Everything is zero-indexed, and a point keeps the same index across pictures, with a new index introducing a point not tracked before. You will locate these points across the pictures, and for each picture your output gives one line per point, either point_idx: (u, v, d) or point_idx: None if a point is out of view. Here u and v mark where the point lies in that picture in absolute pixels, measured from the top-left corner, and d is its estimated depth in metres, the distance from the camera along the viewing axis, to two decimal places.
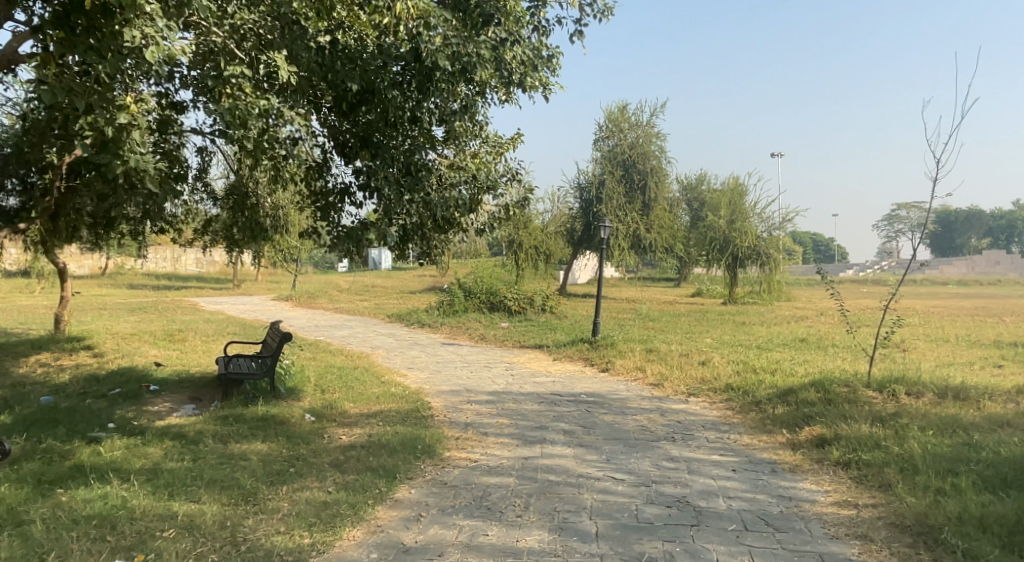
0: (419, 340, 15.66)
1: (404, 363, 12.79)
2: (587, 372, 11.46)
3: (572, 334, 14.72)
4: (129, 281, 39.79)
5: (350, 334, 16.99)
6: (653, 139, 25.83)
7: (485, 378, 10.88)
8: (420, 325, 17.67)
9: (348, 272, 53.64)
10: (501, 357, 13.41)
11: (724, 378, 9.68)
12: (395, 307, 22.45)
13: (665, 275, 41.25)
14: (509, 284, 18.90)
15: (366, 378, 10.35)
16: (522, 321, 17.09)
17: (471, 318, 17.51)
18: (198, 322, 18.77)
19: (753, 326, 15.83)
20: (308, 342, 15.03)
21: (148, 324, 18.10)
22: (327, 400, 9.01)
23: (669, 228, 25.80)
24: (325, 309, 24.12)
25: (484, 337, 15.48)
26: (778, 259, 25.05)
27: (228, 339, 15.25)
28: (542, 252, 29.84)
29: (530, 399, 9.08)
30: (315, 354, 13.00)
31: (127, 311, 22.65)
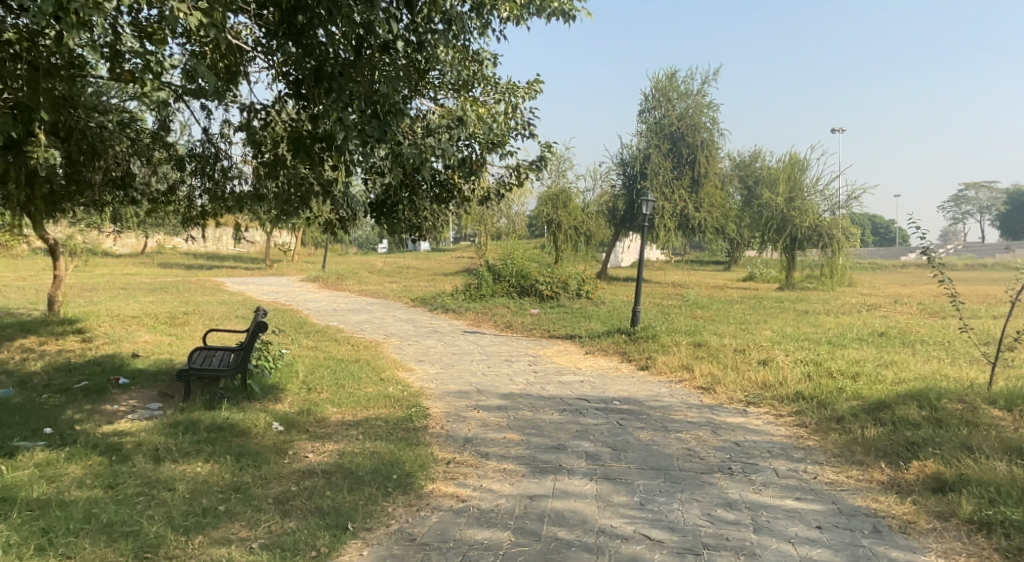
0: (440, 327, 14.17)
1: (416, 355, 11.31)
2: (623, 370, 9.87)
3: (609, 323, 13.11)
4: (161, 260, 38.96)
5: (366, 319, 15.56)
6: (704, 110, 23.74)
7: (503, 376, 9.37)
8: (443, 310, 16.17)
9: (386, 252, 52.52)
10: (527, 348, 11.84)
11: (789, 385, 8.05)
12: (423, 291, 20.98)
13: (715, 258, 39.13)
14: (542, 266, 17.27)
15: (363, 376, 8.80)
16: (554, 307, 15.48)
17: (498, 304, 15.95)
18: (207, 301, 17.52)
19: (816, 316, 14.00)
20: (316, 327, 13.64)
21: (152, 303, 16.87)
22: (309, 401, 7.43)
23: (720, 207, 23.86)
24: (351, 291, 22.74)
25: (511, 325, 13.93)
26: (841, 241, 22.71)
27: (230, 321, 13.90)
28: (582, 233, 28.04)
29: (550, 408, 7.56)
30: (317, 343, 11.57)
31: (143, 289, 21.53)
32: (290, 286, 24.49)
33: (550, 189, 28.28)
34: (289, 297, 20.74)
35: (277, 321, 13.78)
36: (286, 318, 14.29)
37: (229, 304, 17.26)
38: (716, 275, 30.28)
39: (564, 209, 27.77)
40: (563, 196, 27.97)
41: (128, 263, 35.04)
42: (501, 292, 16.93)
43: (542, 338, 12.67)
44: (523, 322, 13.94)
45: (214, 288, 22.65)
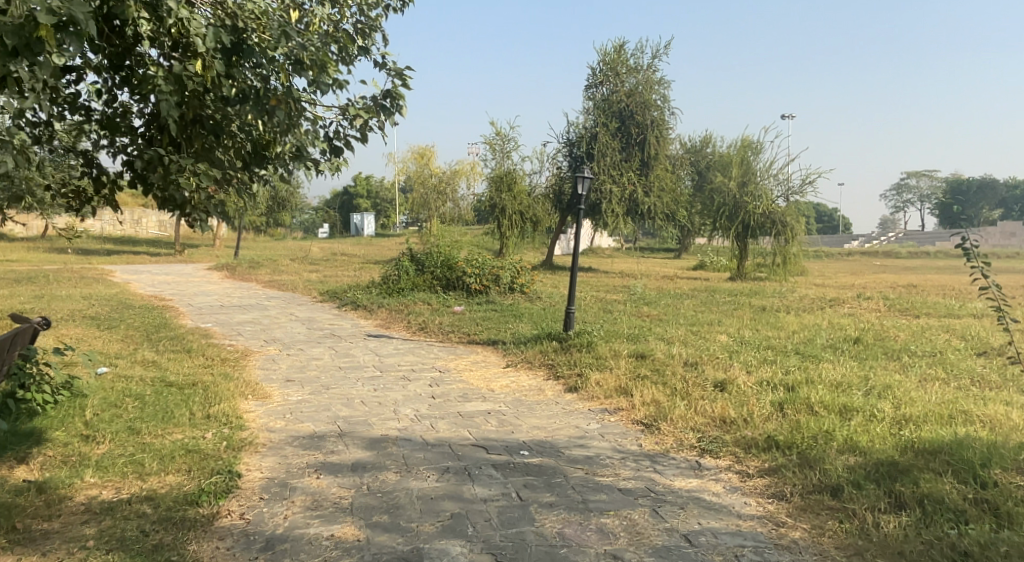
0: (335, 325, 11.68)
1: (289, 368, 8.84)
2: (539, 379, 7.30)
3: (540, 319, 10.83)
4: (71, 245, 35.71)
5: (255, 316, 13.01)
6: (655, 86, 21.52)
7: (382, 398, 6.94)
8: (349, 304, 13.66)
9: (323, 238, 49.80)
10: (432, 349, 9.38)
11: (762, 427, 5.38)
12: (338, 281, 18.47)
13: (665, 245, 37.22)
14: (468, 254, 14.83)
15: (178, 413, 6.48)
16: (479, 303, 13.12)
17: (414, 299, 13.48)
18: (75, 305, 14.85)
19: (782, 315, 11.89)
20: (182, 335, 11.13)
21: (6, 310, 14.17)
22: (64, 472, 5.15)
23: (671, 191, 21.84)
24: (262, 281, 20.15)
25: (422, 318, 11.47)
26: (797, 229, 20.84)
27: (77, 333, 11.33)
28: (526, 218, 25.80)
29: (422, 454, 5.26)
30: (163, 359, 9.25)
31: (15, 285, 18.62)
32: (198, 277, 21.81)
33: (492, 172, 25.92)
34: (186, 290, 18.07)
35: (135, 333, 11.23)
36: (149, 328, 11.72)
37: (100, 306, 14.59)
38: (668, 263, 28.31)
39: (506, 193, 25.49)
40: (506, 178, 25.63)
41: (32, 251, 31.91)
42: (420, 285, 14.46)
43: (452, 333, 10.18)
44: (435, 317, 11.46)
45: (105, 282, 19.91)
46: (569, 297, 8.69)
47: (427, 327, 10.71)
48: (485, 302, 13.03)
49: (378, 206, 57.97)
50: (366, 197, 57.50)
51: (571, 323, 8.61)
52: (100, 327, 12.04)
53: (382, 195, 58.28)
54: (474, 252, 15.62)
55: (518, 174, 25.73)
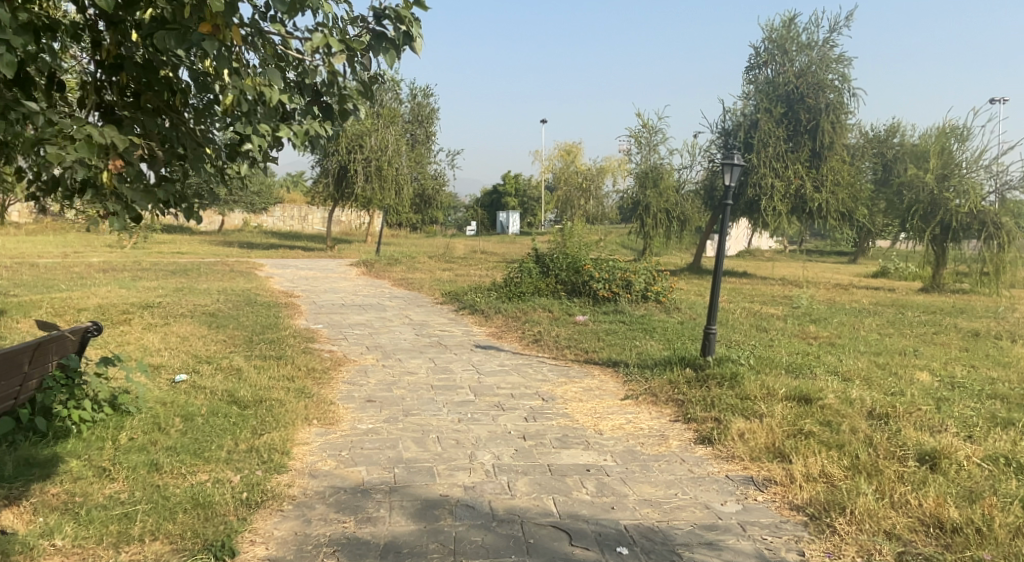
0: (444, 332, 10.49)
1: (376, 384, 7.68)
2: (670, 428, 5.63)
3: (677, 335, 9.13)
4: (236, 239, 37.38)
5: (366, 317, 12.11)
6: (832, 63, 18.80)
7: (462, 439, 5.58)
8: (466, 309, 12.47)
9: (475, 235, 49.61)
10: (540, 368, 7.93)
11: (1012, 546, 3.52)
12: (468, 281, 17.45)
13: (839, 247, 33.75)
14: (601, 257, 13.24)
15: (213, 445, 5.40)
16: (610, 311, 11.52)
17: (534, 306, 12.09)
18: (199, 299, 14.57)
19: (996, 341, 9.47)
20: (285, 336, 10.32)
21: (133, 303, 14.05)
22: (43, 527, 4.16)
23: (849, 186, 19.12)
24: (393, 277, 19.47)
25: (538, 330, 10.04)
26: (1010, 231, 17.58)
27: (184, 330, 10.77)
28: (675, 216, 23.80)
29: (481, 534, 3.85)
30: (251, 366, 8.37)
31: (163, 279, 19.07)
32: (334, 272, 21.51)
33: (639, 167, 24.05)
34: (314, 286, 17.63)
35: (237, 334, 10.53)
36: (257, 327, 11.10)
37: (223, 301, 14.19)
38: (839, 269, 25.37)
39: (653, 189, 23.59)
40: (653, 173, 23.73)
41: (195, 243, 33.31)
42: (544, 291, 13.05)
43: (568, 348, 8.69)
44: (553, 329, 10.02)
45: (244, 276, 19.93)
46: (708, 315, 6.89)
47: (541, 340, 9.26)
48: (615, 312, 11.42)
49: (526, 204, 57.27)
50: (515, 194, 56.93)
51: (711, 349, 6.84)
52: (211, 325, 11.47)
53: (530, 193, 57.54)
54: (607, 255, 14.03)
55: (667, 169, 23.77)
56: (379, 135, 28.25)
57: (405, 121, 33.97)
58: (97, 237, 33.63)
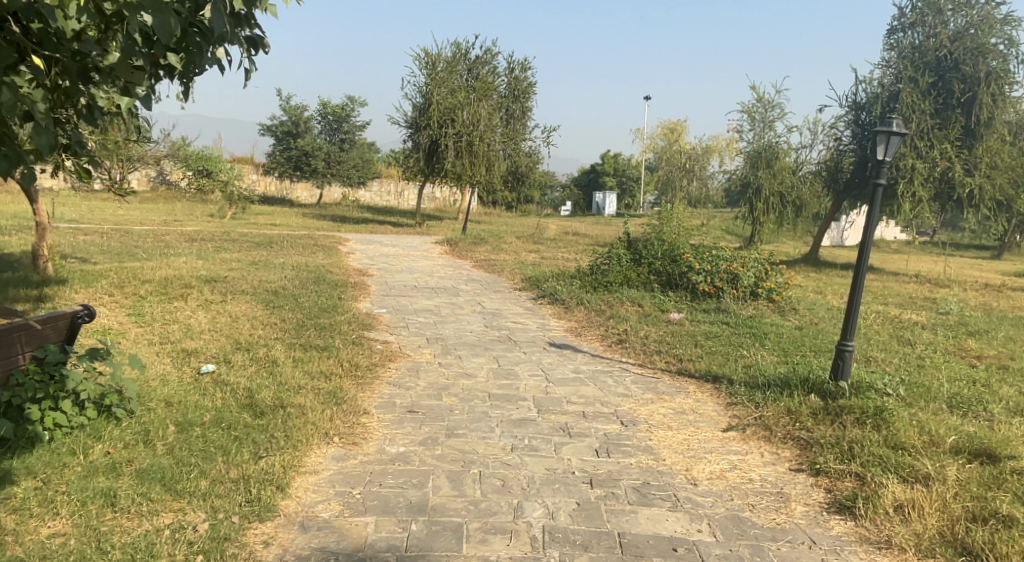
0: (517, 327, 9.30)
1: (426, 388, 6.54)
2: (790, 489, 4.25)
3: (789, 340, 7.95)
4: (331, 212, 37.17)
5: (436, 304, 11.06)
6: (996, 24, 16.34)
7: (511, 480, 4.34)
8: (546, 302, 11.26)
9: (572, 216, 48.23)
10: (621, 388, 6.63)
11: None
12: (555, 266, 16.22)
13: (977, 240, 30.75)
14: (703, 246, 11.78)
15: (193, 475, 4.21)
16: (706, 307, 10.22)
17: (621, 301, 10.77)
18: (269, 272, 13.81)
19: None
20: (343, 318, 9.28)
21: (202, 271, 13.37)
22: None
23: (1008, 168, 16.69)
24: (477, 258, 18.41)
25: (624, 330, 8.77)
26: None
27: (240, 307, 9.89)
28: (788, 201, 21.84)
29: None
30: (292, 355, 7.26)
31: (246, 249, 18.56)
32: (418, 250, 20.63)
33: (751, 145, 22.24)
34: (392, 264, 16.74)
35: (294, 312, 9.57)
36: (319, 306, 10.15)
37: (293, 275, 13.36)
38: (981, 266, 22.75)
39: (765, 169, 21.66)
40: (766, 153, 21.81)
41: (288, 215, 33.19)
42: (634, 281, 11.63)
43: (658, 354, 7.58)
44: (640, 327, 8.85)
45: (325, 249, 19.25)
46: (843, 328, 5.34)
47: (627, 343, 8.09)
48: (716, 310, 9.90)
49: (624, 184, 55.53)
50: (613, 174, 55.24)
51: (845, 373, 5.35)
52: (271, 299, 10.56)
53: (629, 173, 55.74)
54: (710, 243, 12.40)
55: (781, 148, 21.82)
56: (473, 108, 27.04)
57: (502, 94, 32.79)
58: (195, 206, 33.96)
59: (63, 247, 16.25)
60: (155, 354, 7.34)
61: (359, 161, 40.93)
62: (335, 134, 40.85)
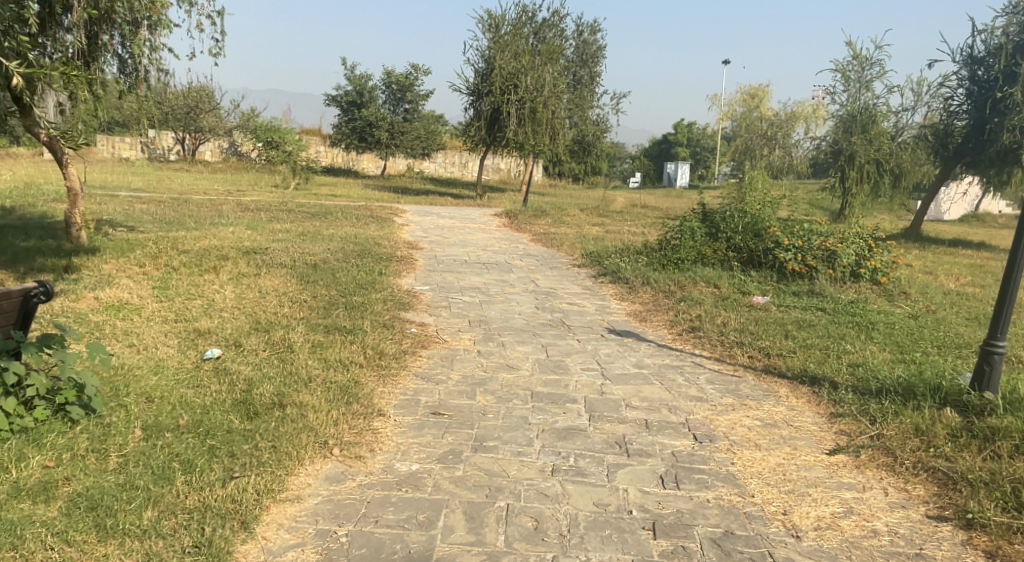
0: (572, 317, 8.40)
1: (459, 382, 5.69)
2: (934, 551, 3.52)
3: (896, 331, 7.16)
4: (395, 183, 36.61)
5: (485, 284, 10.24)
6: None
7: (547, 522, 3.50)
8: (612, 284, 10.27)
9: (642, 188, 46.78)
10: (693, 389, 5.68)
11: None
12: (619, 240, 15.20)
13: None
14: (790, 219, 10.60)
15: (127, 501, 3.37)
16: (789, 287, 9.14)
17: (697, 282, 9.61)
18: (315, 242, 13.07)
19: None
20: (379, 301, 8.28)
21: (247, 238, 12.70)
22: None
23: None
24: (537, 231, 17.47)
25: (697, 316, 7.99)
26: None
27: (273, 280, 8.93)
28: (885, 169, 20.56)
29: None
30: (310, 339, 6.26)
31: (301, 217, 17.97)
32: (477, 221, 19.77)
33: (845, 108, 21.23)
34: (447, 236, 15.93)
35: (328, 289, 8.60)
36: (359, 281, 9.34)
37: (337, 247, 12.44)
38: None
39: (860, 135, 20.62)
40: (861, 117, 20.79)
41: (351, 186, 32.67)
42: (711, 259, 10.46)
43: (739, 348, 6.76)
44: (717, 314, 8.01)
45: (380, 219, 18.54)
46: (993, 325, 4.57)
47: (701, 333, 7.32)
48: (811, 295, 8.72)
49: (697, 155, 53.64)
50: (686, 144, 53.28)
51: (993, 383, 4.61)
52: (304, 273, 9.56)
53: (703, 143, 53.76)
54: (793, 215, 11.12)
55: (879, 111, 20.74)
56: (537, 73, 25.77)
57: (570, 60, 31.49)
58: (259, 176, 33.77)
59: (112, 212, 15.83)
60: (163, 332, 6.32)
61: (423, 131, 40.16)
62: (399, 103, 40.01)
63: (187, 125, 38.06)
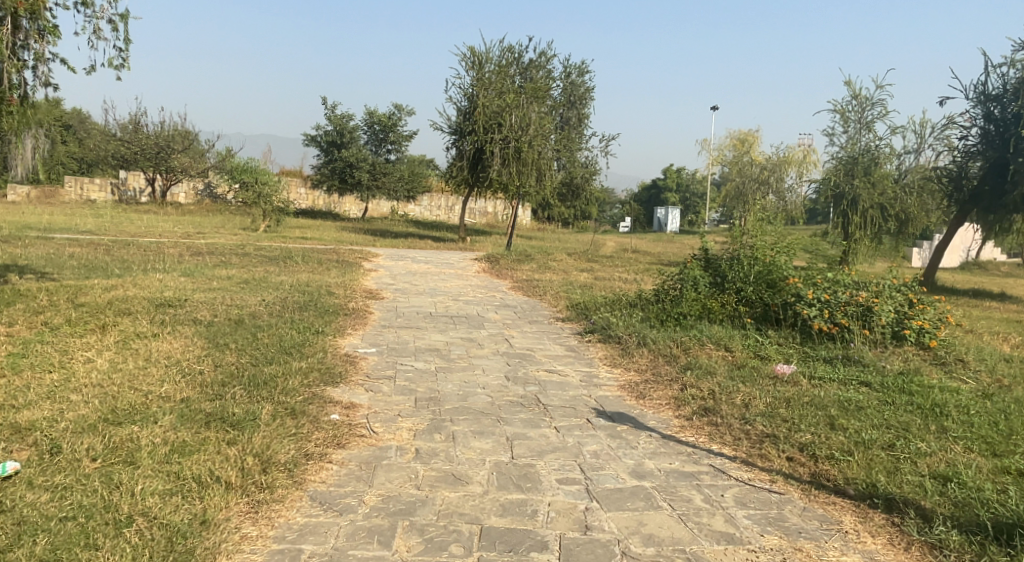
0: (549, 391, 6.60)
1: (373, 510, 3.88)
2: None
3: (982, 422, 5.21)
4: (375, 226, 34.94)
5: (446, 344, 8.47)
6: None
7: None
8: (606, 347, 8.51)
9: (633, 232, 45.39)
10: (716, 521, 3.85)
11: None
12: (609, 289, 13.51)
13: None
14: (812, 268, 8.96)
15: None
16: (817, 355, 7.24)
17: (703, 344, 7.92)
18: (256, 290, 11.25)
19: None
20: (299, 372, 6.40)
21: (175, 286, 10.90)
22: None
23: None
24: (518, 277, 15.73)
25: (708, 393, 6.13)
26: None
27: (172, 343, 7.13)
28: (890, 214, 19.73)
29: None
30: (168, 441, 4.45)
31: (255, 262, 16.10)
32: (454, 266, 18.05)
33: (844, 149, 20.25)
34: (416, 283, 14.14)
35: (237, 356, 6.76)
36: (287, 341, 7.55)
37: (280, 297, 10.61)
38: None
39: (863, 178, 19.70)
40: (863, 159, 19.84)
41: (328, 229, 30.88)
42: (718, 314, 8.77)
43: (770, 443, 4.87)
44: (739, 390, 6.18)
45: (345, 264, 16.74)
46: None
47: (719, 418, 5.45)
48: (847, 363, 6.91)
49: (687, 201, 52.49)
50: (675, 189, 52.10)
51: None
52: (218, 333, 7.74)
53: (693, 188, 52.62)
54: (815, 264, 9.40)
55: (882, 153, 19.80)
56: (522, 111, 24.18)
57: (558, 100, 30.13)
58: (231, 218, 31.89)
59: (36, 256, 13.96)
60: None
61: (407, 172, 38.53)
62: (381, 144, 38.30)
63: (158, 165, 35.60)
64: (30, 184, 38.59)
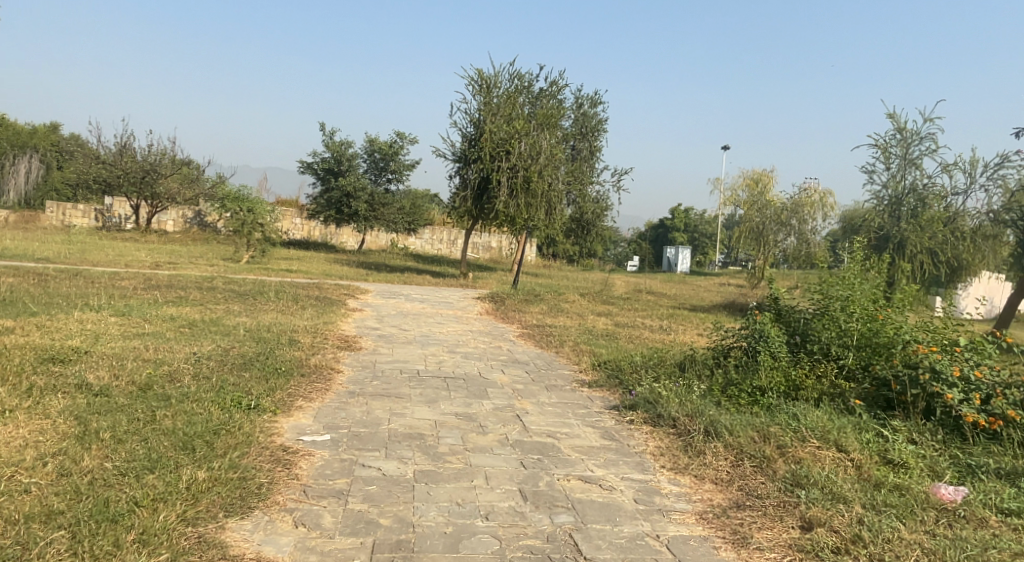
0: (591, 525, 4.26)
1: None
2: None
3: None
4: (371, 259, 32.60)
5: (436, 425, 6.03)
6: None
7: None
8: (657, 438, 6.13)
9: (641, 273, 43.16)
10: None
11: None
12: (635, 341, 11.17)
13: None
14: (932, 323, 6.91)
15: None
16: (975, 467, 5.33)
17: (805, 440, 5.70)
18: (199, 336, 8.77)
19: None
20: (185, 493, 3.98)
21: (94, 330, 8.46)
22: None
23: None
24: (526, 321, 13.35)
25: (855, 539, 4.14)
26: None
27: (12, 433, 4.67)
28: (942, 261, 17.44)
29: None
30: None
31: (219, 297, 13.60)
32: (452, 307, 15.67)
33: (887, 188, 17.86)
34: (406, 328, 11.73)
35: (104, 459, 4.34)
36: (201, 426, 5.07)
37: (225, 348, 8.12)
38: None
39: (911, 220, 17.36)
40: (910, 200, 17.49)
41: (318, 261, 28.54)
42: (807, 393, 6.65)
43: None
44: (901, 530, 4.23)
45: (326, 302, 14.31)
46: None
47: None
48: None
49: (696, 241, 50.42)
50: (684, 229, 50.02)
51: None
52: (96, 413, 5.28)
53: (702, 228, 50.52)
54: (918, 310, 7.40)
55: (931, 192, 17.38)
56: (532, 138, 22.10)
57: (568, 130, 27.96)
58: (216, 247, 29.50)
59: None
60: None
61: (407, 205, 36.32)
62: (380, 173, 35.99)
63: (142, 190, 33.29)
64: (7, 207, 36.27)
